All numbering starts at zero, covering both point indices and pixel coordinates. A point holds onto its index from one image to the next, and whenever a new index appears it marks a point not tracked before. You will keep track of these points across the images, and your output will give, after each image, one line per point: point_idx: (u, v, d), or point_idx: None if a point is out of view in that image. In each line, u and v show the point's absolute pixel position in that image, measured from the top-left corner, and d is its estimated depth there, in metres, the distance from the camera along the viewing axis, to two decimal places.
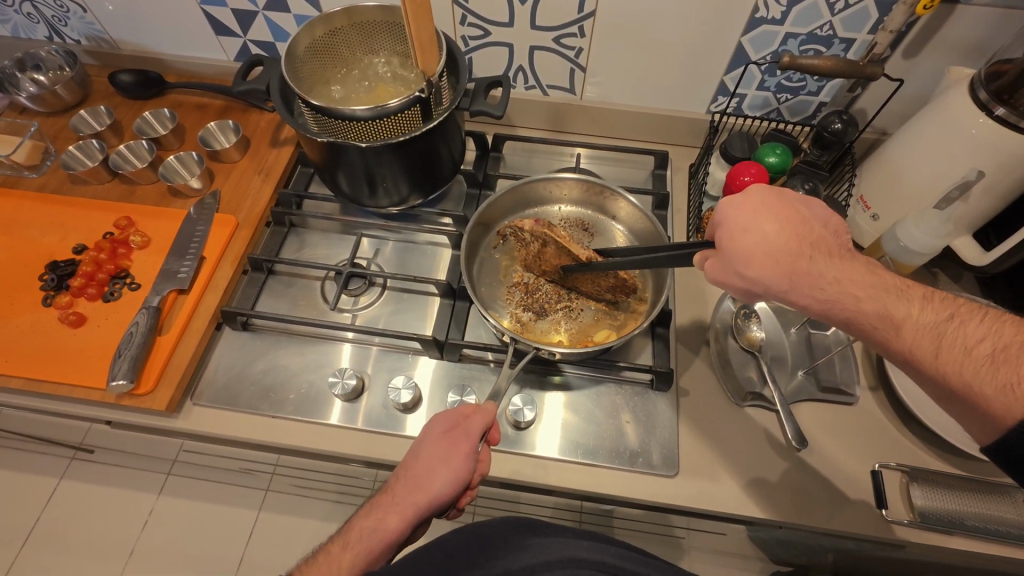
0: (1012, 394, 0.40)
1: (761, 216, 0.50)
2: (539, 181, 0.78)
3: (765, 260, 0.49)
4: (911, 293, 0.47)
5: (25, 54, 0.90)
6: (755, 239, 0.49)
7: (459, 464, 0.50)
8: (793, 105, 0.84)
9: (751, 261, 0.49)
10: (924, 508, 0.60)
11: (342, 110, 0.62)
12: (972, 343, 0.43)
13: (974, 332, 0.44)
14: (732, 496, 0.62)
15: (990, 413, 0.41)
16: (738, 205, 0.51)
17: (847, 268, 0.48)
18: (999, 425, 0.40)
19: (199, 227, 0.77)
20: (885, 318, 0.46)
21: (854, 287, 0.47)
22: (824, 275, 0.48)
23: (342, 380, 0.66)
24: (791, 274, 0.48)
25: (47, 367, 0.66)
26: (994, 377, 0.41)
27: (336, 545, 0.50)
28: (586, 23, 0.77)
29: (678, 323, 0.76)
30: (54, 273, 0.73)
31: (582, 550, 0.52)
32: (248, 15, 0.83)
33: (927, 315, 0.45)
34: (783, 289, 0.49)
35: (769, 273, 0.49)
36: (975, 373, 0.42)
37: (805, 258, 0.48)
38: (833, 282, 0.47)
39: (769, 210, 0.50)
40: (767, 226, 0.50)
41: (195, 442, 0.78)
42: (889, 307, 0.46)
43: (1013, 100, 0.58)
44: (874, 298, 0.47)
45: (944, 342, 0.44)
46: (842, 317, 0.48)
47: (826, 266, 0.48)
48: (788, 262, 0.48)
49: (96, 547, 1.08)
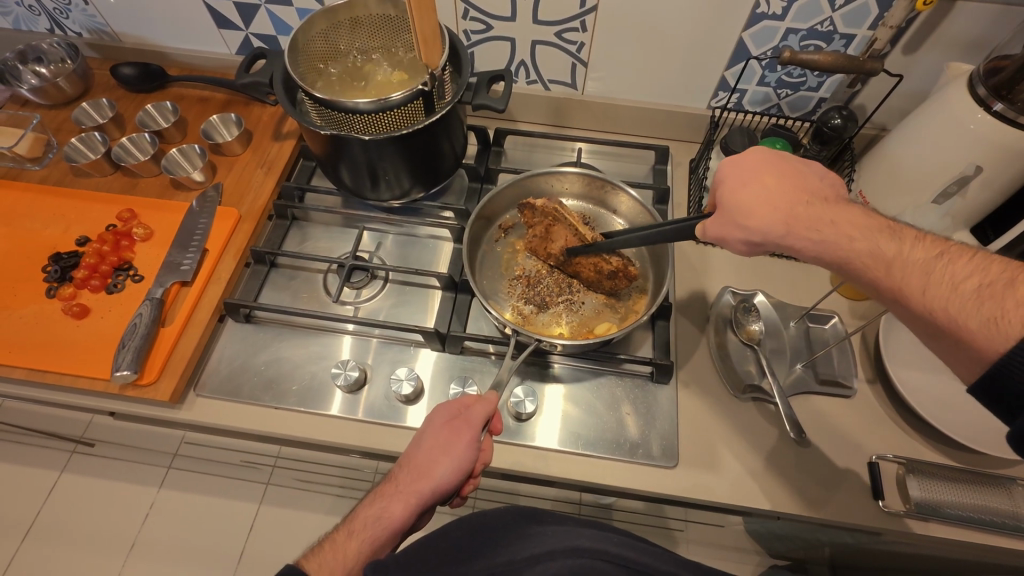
0: (995, 327, 0.40)
1: (758, 169, 0.52)
2: (541, 175, 0.78)
3: (763, 208, 0.50)
4: (901, 234, 0.48)
5: (27, 47, 0.89)
6: (752, 188, 0.51)
7: (461, 452, 0.51)
8: (793, 101, 0.84)
9: (748, 209, 0.51)
10: (920, 499, 0.61)
11: (344, 103, 0.63)
12: (959, 280, 0.43)
13: (962, 269, 0.44)
14: (731, 487, 0.63)
15: (977, 345, 0.41)
16: (739, 163, 0.53)
17: (843, 213, 0.50)
18: (986, 358, 0.41)
19: (202, 220, 0.77)
20: (876, 256, 0.47)
21: (849, 228, 0.49)
22: (820, 219, 0.49)
23: (345, 371, 0.67)
24: (789, 218, 0.50)
25: (50, 358, 0.67)
26: (980, 312, 0.41)
27: (341, 532, 0.50)
28: (588, 18, 0.78)
29: (679, 300, 0.77)
30: (57, 265, 0.73)
31: (585, 540, 0.52)
32: (250, 9, 0.83)
33: (917, 253, 0.46)
34: (781, 235, 0.50)
35: (767, 221, 0.50)
36: (961, 309, 0.42)
37: (803, 204, 0.50)
38: (829, 224, 0.49)
39: (766, 162, 0.53)
40: (768, 179, 0.52)
41: (198, 434, 0.79)
42: (880, 248, 0.47)
43: (1011, 95, 0.58)
44: (867, 239, 0.48)
45: (932, 279, 0.44)
46: (834, 258, 0.49)
47: (823, 210, 0.50)
48: (785, 208, 0.50)
49: (98, 539, 1.09)
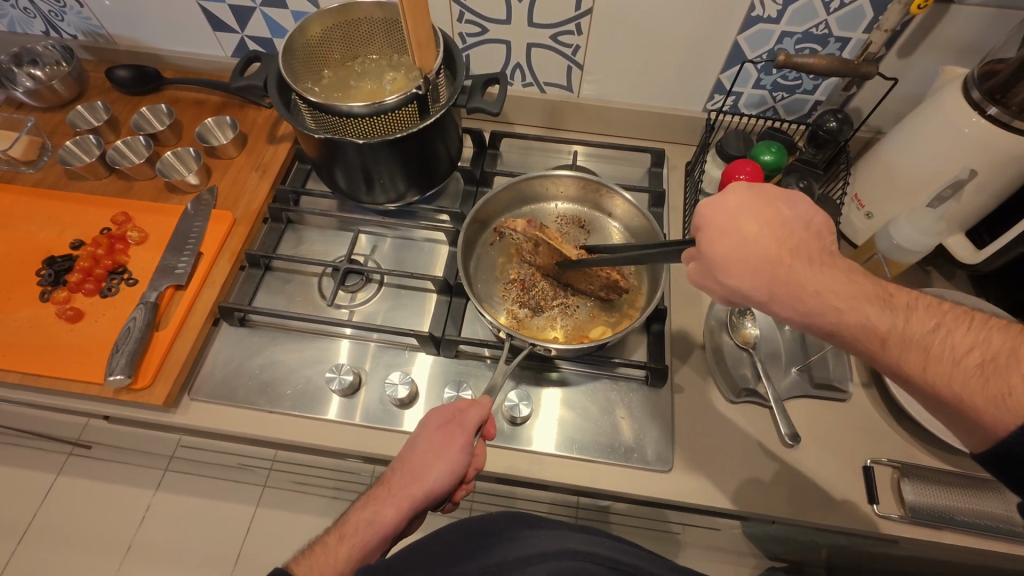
0: (1002, 407, 0.38)
1: (739, 221, 0.51)
2: (535, 179, 0.78)
3: (744, 269, 0.50)
4: (893, 302, 0.46)
5: (22, 49, 0.89)
6: (734, 246, 0.50)
7: (455, 456, 0.51)
8: (789, 103, 0.84)
9: (730, 269, 0.51)
10: (915, 503, 0.60)
11: (338, 107, 0.62)
12: (960, 354, 0.42)
13: (962, 341, 0.42)
14: (726, 491, 0.63)
15: (985, 424, 0.39)
16: (720, 212, 0.52)
17: (829, 279, 0.47)
18: (992, 437, 0.39)
19: (196, 222, 0.77)
20: (868, 329, 0.45)
21: (836, 298, 0.46)
22: (804, 286, 0.47)
23: (339, 376, 0.66)
24: (772, 285, 0.49)
25: (43, 361, 0.66)
26: (985, 389, 0.39)
27: (332, 535, 0.50)
28: (583, 21, 0.77)
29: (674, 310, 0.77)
30: (52, 268, 0.73)
31: (577, 542, 0.52)
32: (245, 11, 0.83)
33: (912, 326, 0.44)
34: (765, 298, 0.50)
35: (748, 282, 0.50)
36: (964, 386, 0.40)
37: (785, 267, 0.48)
38: (813, 293, 0.47)
39: (749, 214, 0.51)
40: (749, 232, 0.50)
41: (194, 437, 0.78)
42: (872, 320, 0.45)
43: (1006, 99, 0.58)
44: (856, 309, 0.46)
45: (931, 355, 0.42)
46: (822, 329, 0.48)
47: (807, 275, 0.48)
48: (766, 271, 0.49)
49: (93, 542, 1.09)
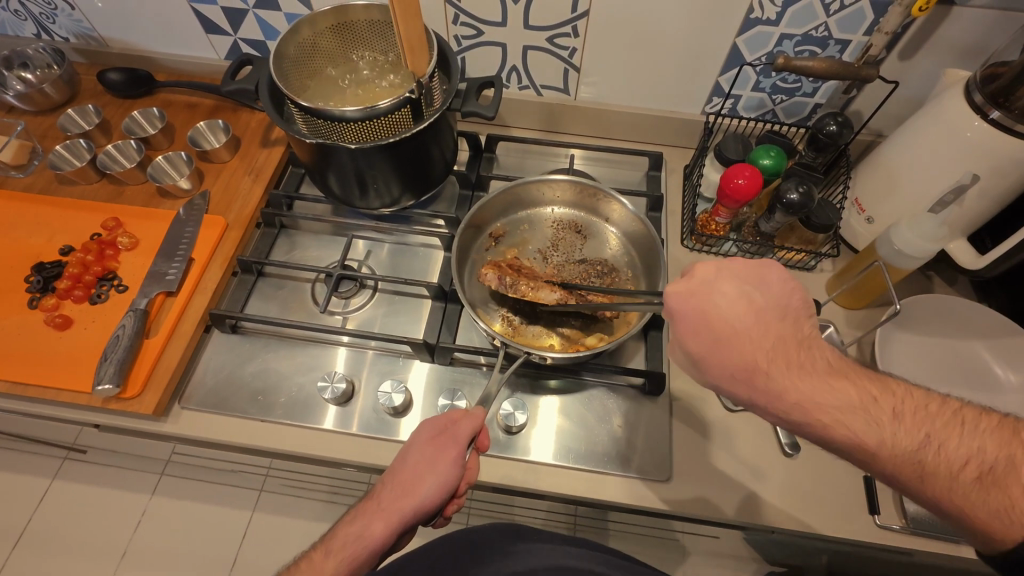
0: (1005, 525, 0.37)
1: (711, 316, 0.47)
2: (531, 183, 0.77)
3: (721, 369, 0.46)
4: (881, 411, 0.42)
5: (12, 52, 0.88)
6: (707, 345, 0.47)
7: (445, 469, 0.50)
8: (788, 106, 0.83)
9: (706, 366, 0.47)
10: (916, 514, 0.60)
11: (330, 111, 0.61)
12: (956, 466, 0.40)
13: (956, 451, 0.40)
14: (724, 501, 0.62)
15: (987, 538, 0.38)
16: (687, 308, 0.47)
17: (810, 386, 0.43)
18: (994, 549, 0.38)
19: (188, 228, 0.76)
20: (857, 446, 0.42)
21: (819, 413, 0.43)
22: (786, 397, 0.43)
23: (332, 384, 0.65)
24: (750, 390, 0.45)
25: (31, 370, 0.65)
26: (987, 502, 0.38)
27: (319, 552, 0.49)
28: (579, 23, 0.76)
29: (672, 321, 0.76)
30: (40, 274, 0.72)
31: (568, 558, 0.52)
32: (238, 14, 0.82)
33: (903, 440, 0.41)
34: (745, 401, 0.46)
35: (726, 383, 0.46)
36: (965, 500, 0.39)
37: (763, 373, 0.44)
38: (795, 407, 0.43)
39: (721, 308, 0.46)
40: (721, 330, 0.46)
41: (186, 444, 0.77)
42: (861, 437, 0.42)
43: (1009, 102, 0.57)
44: (843, 424, 0.42)
45: (926, 469, 0.40)
46: (808, 438, 0.44)
47: (787, 383, 0.44)
48: (745, 378, 0.45)
49: (88, 548, 1.08)
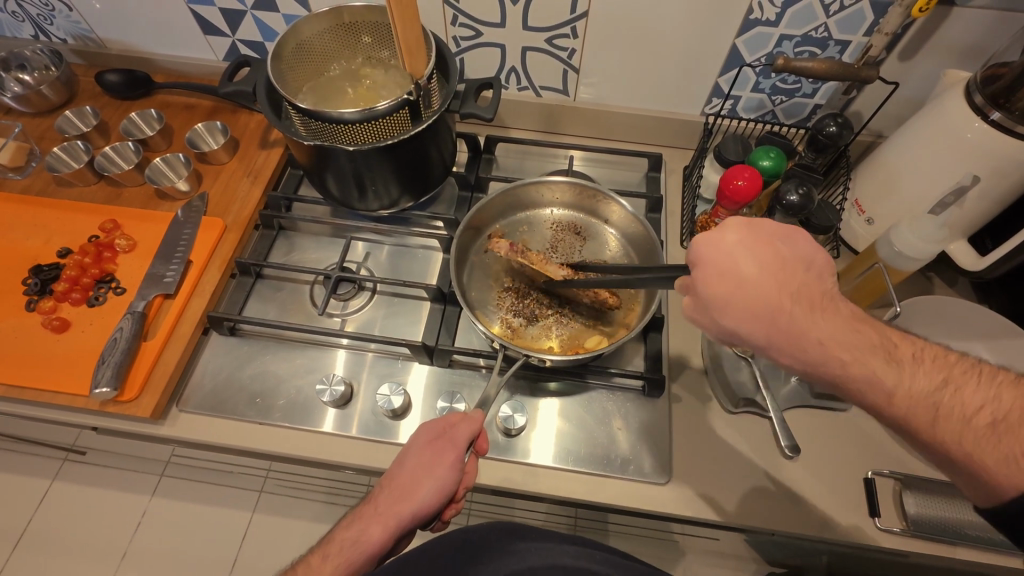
0: (1016, 471, 0.38)
1: (736, 259, 0.45)
2: (530, 184, 0.77)
3: (743, 311, 0.45)
4: (900, 355, 0.43)
5: (10, 54, 0.88)
6: (730, 286, 0.45)
7: (445, 472, 0.50)
8: (788, 107, 0.83)
9: (725, 311, 0.45)
10: (917, 516, 0.59)
11: (329, 113, 0.61)
12: (971, 412, 0.40)
13: (972, 398, 0.41)
14: (725, 504, 0.62)
15: (994, 484, 0.39)
16: (714, 244, 0.46)
17: (833, 327, 0.43)
18: (1002, 498, 0.38)
19: (186, 229, 0.76)
20: (876, 385, 0.42)
21: (841, 349, 0.43)
22: (808, 335, 0.43)
23: (331, 387, 0.65)
24: (770, 330, 0.44)
25: (28, 373, 0.65)
26: (998, 449, 0.39)
27: (316, 556, 0.49)
28: (578, 24, 0.76)
29: (672, 326, 0.75)
30: (38, 277, 0.72)
31: (567, 557, 0.51)
32: (236, 15, 0.82)
33: (920, 382, 0.42)
34: (761, 344, 0.45)
35: (745, 326, 0.45)
36: (977, 446, 0.39)
37: (786, 313, 0.43)
38: (817, 343, 0.43)
39: (746, 251, 0.45)
40: (745, 269, 0.45)
41: (185, 447, 0.77)
42: (880, 376, 0.42)
43: (1010, 103, 0.57)
44: (863, 363, 0.42)
45: (941, 412, 0.41)
46: (823, 377, 0.44)
47: (809, 322, 0.43)
48: (766, 316, 0.44)
49: (87, 550, 1.08)
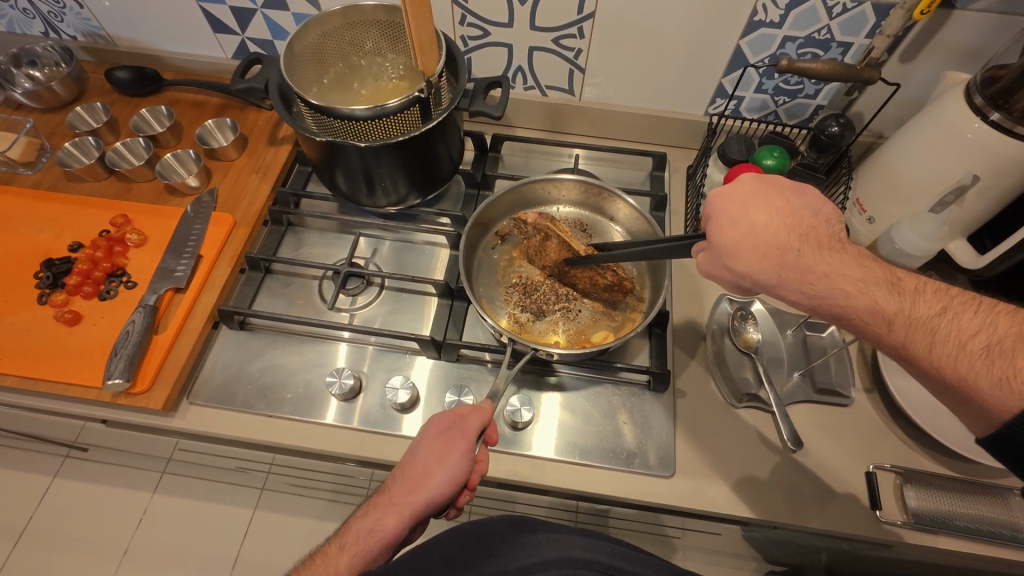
0: (1009, 390, 0.39)
1: (749, 207, 0.52)
2: (538, 181, 0.78)
3: (755, 253, 0.50)
4: (902, 286, 0.47)
5: (20, 50, 0.89)
6: (743, 231, 0.51)
7: (456, 463, 0.50)
8: (791, 108, 0.85)
9: (739, 253, 0.51)
10: (917, 508, 0.60)
11: (340, 109, 0.61)
12: (966, 337, 0.43)
13: (968, 324, 0.44)
14: (726, 496, 0.63)
15: (987, 407, 0.41)
16: (726, 197, 0.53)
17: (838, 262, 0.48)
18: (996, 418, 0.40)
19: (196, 225, 0.77)
20: (877, 312, 0.46)
21: (844, 282, 0.48)
22: (813, 270, 0.48)
23: (340, 380, 0.66)
24: (781, 268, 0.50)
25: (41, 365, 0.66)
26: (990, 371, 0.41)
27: (333, 547, 0.50)
28: (586, 24, 0.77)
29: (674, 324, 0.76)
30: (49, 271, 0.73)
31: (578, 549, 0.52)
32: (246, 13, 0.83)
33: (920, 309, 0.45)
34: (772, 283, 0.50)
35: (758, 267, 0.50)
36: (970, 367, 0.42)
37: (794, 251, 0.49)
38: (823, 276, 0.48)
39: (759, 201, 0.52)
40: (757, 218, 0.51)
41: (191, 441, 0.78)
42: (880, 303, 0.46)
43: (1008, 104, 0.58)
44: (864, 293, 0.47)
45: (938, 336, 0.44)
46: (830, 312, 0.49)
47: (815, 258, 0.49)
48: (774, 256, 0.50)
49: (91, 544, 1.08)
